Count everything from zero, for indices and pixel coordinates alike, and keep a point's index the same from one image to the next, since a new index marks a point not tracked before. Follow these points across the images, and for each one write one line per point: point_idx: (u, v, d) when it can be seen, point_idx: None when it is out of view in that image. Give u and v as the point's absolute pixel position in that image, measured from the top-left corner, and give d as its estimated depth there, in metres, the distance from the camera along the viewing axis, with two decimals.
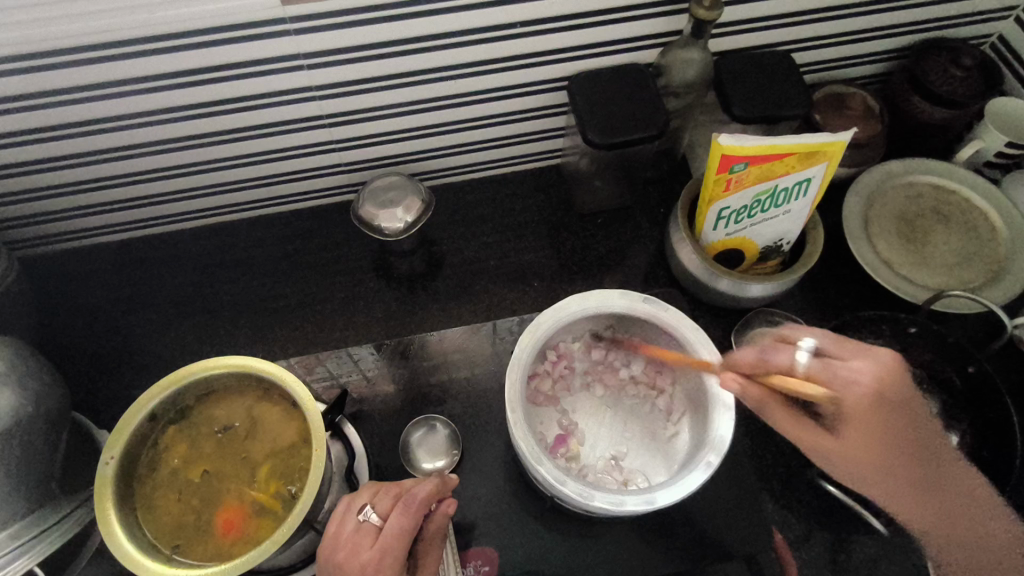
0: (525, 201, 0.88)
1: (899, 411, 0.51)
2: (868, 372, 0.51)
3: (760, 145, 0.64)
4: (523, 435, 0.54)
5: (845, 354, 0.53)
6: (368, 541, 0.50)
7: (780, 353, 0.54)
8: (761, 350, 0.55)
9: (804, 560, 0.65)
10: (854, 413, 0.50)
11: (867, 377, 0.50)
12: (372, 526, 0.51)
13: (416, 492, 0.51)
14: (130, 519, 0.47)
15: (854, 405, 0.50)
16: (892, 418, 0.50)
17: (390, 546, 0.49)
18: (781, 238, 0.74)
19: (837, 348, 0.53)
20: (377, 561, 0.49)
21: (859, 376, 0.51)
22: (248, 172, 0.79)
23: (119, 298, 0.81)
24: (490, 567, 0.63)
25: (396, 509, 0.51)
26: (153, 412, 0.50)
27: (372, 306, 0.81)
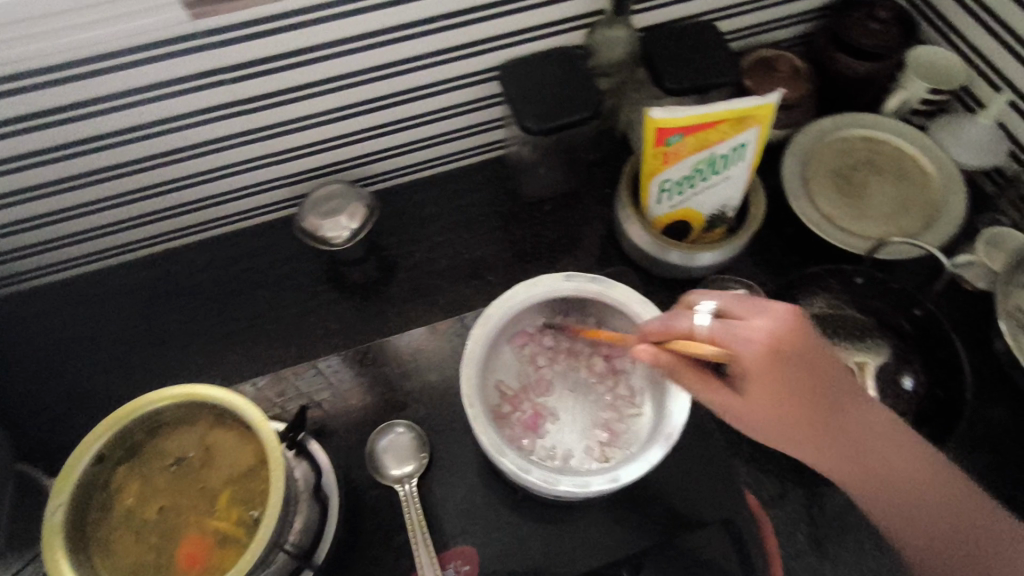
0: (472, 196, 0.88)
1: (796, 363, 0.49)
2: (763, 330, 0.49)
3: (691, 114, 0.65)
4: (484, 430, 0.54)
5: (746, 312, 0.51)
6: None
7: (682, 318, 0.53)
8: (667, 317, 0.54)
9: (779, 518, 0.67)
10: (753, 375, 0.49)
11: (758, 334, 0.49)
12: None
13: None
14: (85, 567, 0.45)
15: (755, 366, 0.49)
16: (788, 371, 0.49)
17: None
18: (725, 205, 0.75)
19: (733, 308, 0.51)
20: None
21: (751, 334, 0.49)
22: (182, 197, 0.76)
23: (61, 341, 0.78)
24: (470, 567, 0.62)
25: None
26: (100, 453, 0.48)
27: (328, 318, 0.79)
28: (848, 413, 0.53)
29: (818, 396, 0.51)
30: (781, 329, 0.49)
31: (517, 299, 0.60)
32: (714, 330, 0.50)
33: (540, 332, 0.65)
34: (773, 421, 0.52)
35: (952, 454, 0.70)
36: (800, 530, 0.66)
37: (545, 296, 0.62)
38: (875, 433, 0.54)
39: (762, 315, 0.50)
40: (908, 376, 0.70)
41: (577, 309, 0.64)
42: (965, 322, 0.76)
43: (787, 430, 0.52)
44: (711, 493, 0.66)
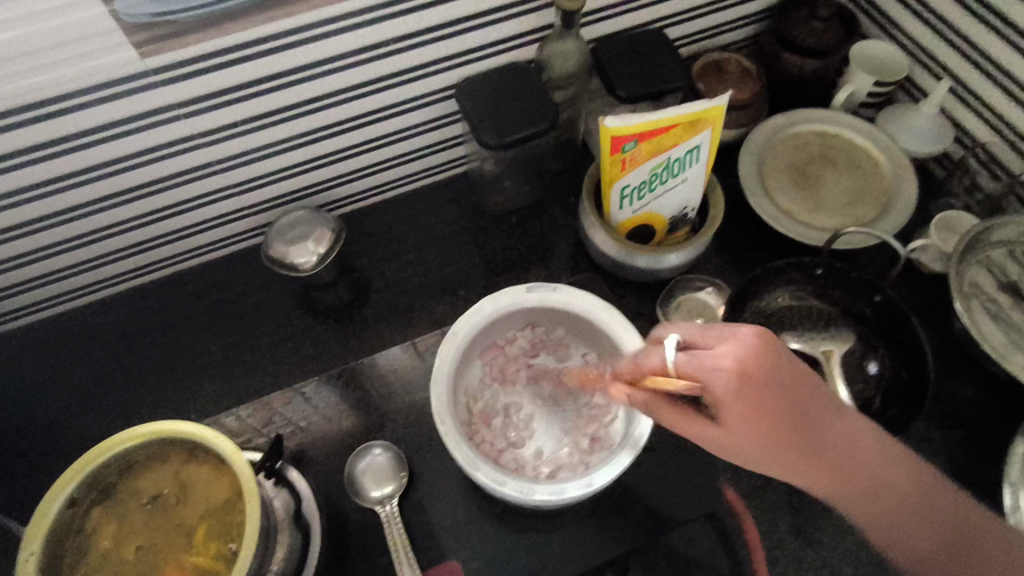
0: (440, 212, 0.88)
1: (771, 387, 0.49)
2: (731, 360, 0.49)
3: (644, 121, 0.66)
4: (457, 445, 0.55)
5: (709, 342, 0.50)
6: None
7: (652, 355, 0.54)
8: (640, 353, 0.55)
9: (760, 508, 0.67)
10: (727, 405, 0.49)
11: (727, 364, 0.48)
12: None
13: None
14: None
15: (727, 398, 0.48)
16: (762, 395, 0.49)
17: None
18: (685, 206, 0.76)
19: (699, 339, 0.51)
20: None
21: (719, 364, 0.49)
22: (147, 233, 0.76)
23: (31, 386, 0.77)
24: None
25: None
26: (73, 497, 0.48)
27: (303, 344, 0.79)
28: (827, 427, 0.53)
29: (796, 417, 0.51)
30: (751, 357, 0.49)
31: (481, 314, 0.61)
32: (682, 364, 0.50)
33: (510, 343, 0.65)
34: (759, 447, 0.51)
35: (921, 434, 0.72)
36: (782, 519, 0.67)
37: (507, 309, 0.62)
38: (854, 444, 0.54)
39: (729, 343, 0.50)
40: (874, 361, 0.72)
41: (544, 319, 0.65)
42: (926, 304, 0.79)
43: (772, 453, 0.52)
44: (688, 488, 0.67)
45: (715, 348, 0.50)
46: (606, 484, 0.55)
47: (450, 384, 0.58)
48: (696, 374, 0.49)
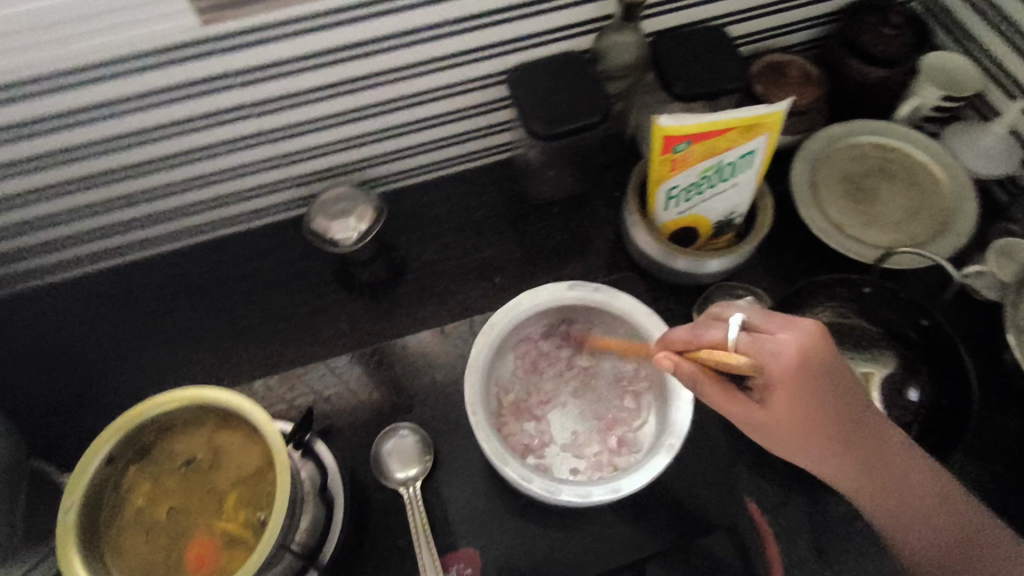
0: (481, 197, 0.88)
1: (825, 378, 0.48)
2: (790, 346, 0.48)
3: (700, 123, 0.65)
4: (485, 437, 0.55)
5: (773, 326, 0.49)
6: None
7: (713, 329, 0.51)
8: (696, 327, 0.53)
9: (783, 527, 0.65)
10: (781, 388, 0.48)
11: (787, 348, 0.47)
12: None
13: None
14: (97, 566, 0.46)
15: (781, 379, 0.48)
16: (817, 385, 0.48)
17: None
18: (732, 211, 0.75)
19: (762, 321, 0.50)
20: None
21: (779, 347, 0.47)
22: (194, 197, 0.77)
23: (75, 337, 0.80)
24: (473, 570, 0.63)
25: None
26: (112, 454, 0.50)
27: (337, 319, 0.80)
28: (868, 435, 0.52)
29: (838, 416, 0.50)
30: (812, 344, 0.48)
31: (519, 307, 0.61)
32: (744, 343, 0.48)
33: (547, 338, 0.65)
34: (795, 433, 0.50)
35: (958, 465, 0.70)
36: (802, 539, 0.65)
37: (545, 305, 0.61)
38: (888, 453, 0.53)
39: (789, 330, 0.48)
40: (915, 389, 0.70)
41: (582, 317, 0.64)
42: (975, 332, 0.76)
43: (805, 441, 0.50)
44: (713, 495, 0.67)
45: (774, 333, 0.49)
46: (634, 492, 0.54)
47: (483, 376, 0.58)
48: (754, 354, 0.48)
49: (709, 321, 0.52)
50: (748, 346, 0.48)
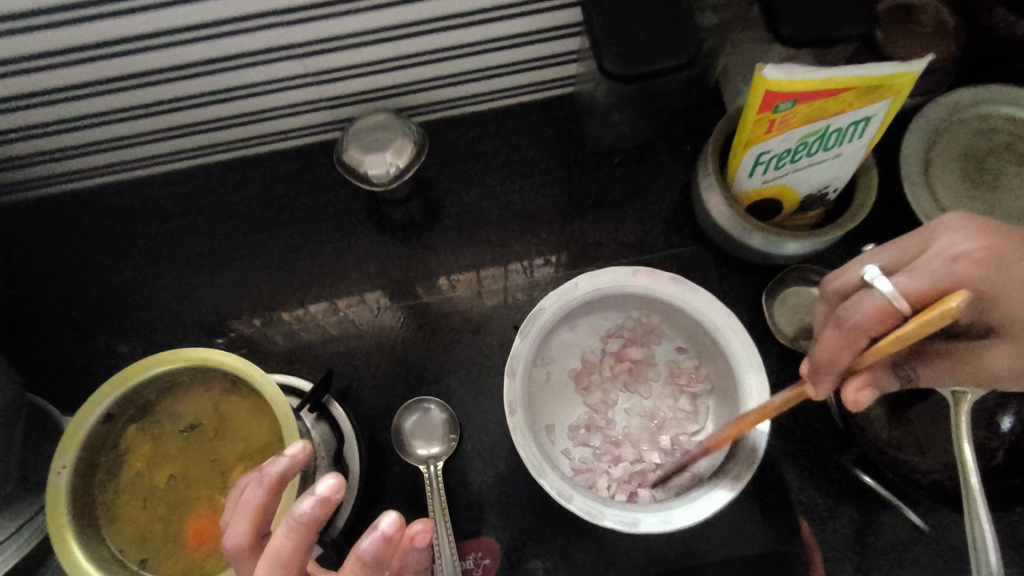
0: (533, 137, 0.77)
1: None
2: (961, 245, 0.44)
3: (813, 79, 0.53)
4: (525, 443, 0.48)
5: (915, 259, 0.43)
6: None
7: (864, 303, 0.42)
8: (843, 312, 0.43)
9: (829, 543, 0.61)
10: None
11: (973, 250, 0.43)
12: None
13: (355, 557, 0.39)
14: (88, 535, 0.42)
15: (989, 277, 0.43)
16: (1014, 282, 0.43)
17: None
18: (827, 185, 0.64)
19: (894, 258, 0.46)
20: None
21: (956, 246, 0.43)
22: (215, 112, 0.69)
23: (87, 254, 0.74)
24: (490, 560, 0.57)
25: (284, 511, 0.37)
26: (109, 411, 0.45)
27: (363, 262, 0.73)
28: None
29: (1023, 307, 0.44)
30: (987, 236, 0.44)
31: (576, 292, 0.53)
32: (911, 290, 0.41)
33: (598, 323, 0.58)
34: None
35: None
36: (846, 559, 0.61)
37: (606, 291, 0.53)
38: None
39: (954, 233, 0.45)
40: (1008, 415, 0.61)
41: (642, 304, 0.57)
42: None
43: None
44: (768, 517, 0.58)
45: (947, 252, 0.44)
46: (686, 527, 0.47)
47: (526, 368, 0.52)
48: (923, 291, 0.41)
49: (846, 302, 0.43)
50: (919, 288, 0.41)
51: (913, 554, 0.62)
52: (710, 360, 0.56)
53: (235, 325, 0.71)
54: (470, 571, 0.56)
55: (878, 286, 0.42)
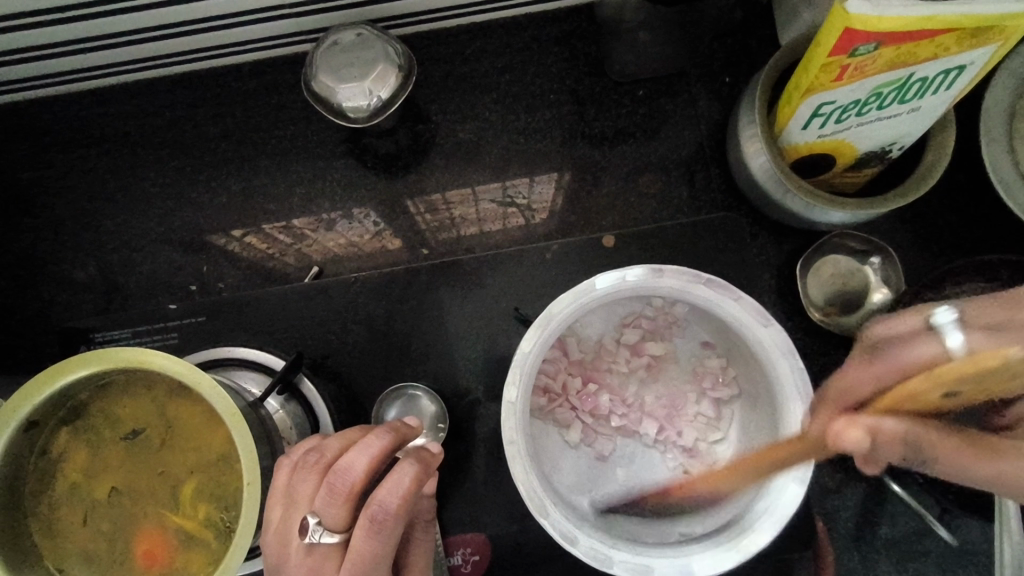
0: (542, 60, 0.65)
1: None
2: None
3: (909, 17, 0.41)
4: (525, 479, 0.43)
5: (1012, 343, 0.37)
6: (332, 563, 0.43)
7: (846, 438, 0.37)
8: (875, 355, 0.40)
9: (839, 538, 0.57)
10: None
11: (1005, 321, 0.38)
12: (329, 543, 0.43)
13: (385, 503, 0.42)
14: (20, 564, 0.37)
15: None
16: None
17: (359, 568, 0.42)
18: (893, 143, 0.53)
19: (978, 314, 0.39)
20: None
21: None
22: (150, 19, 0.55)
23: (20, 185, 0.64)
24: (480, 557, 0.52)
25: (357, 444, 0.45)
26: (30, 418, 0.37)
27: (340, 206, 0.63)
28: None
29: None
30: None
31: (592, 296, 0.47)
32: (980, 344, 0.37)
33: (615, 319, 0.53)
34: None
35: None
36: (855, 554, 0.58)
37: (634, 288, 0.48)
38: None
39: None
40: None
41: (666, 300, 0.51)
42: None
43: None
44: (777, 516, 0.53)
45: (1011, 318, 0.38)
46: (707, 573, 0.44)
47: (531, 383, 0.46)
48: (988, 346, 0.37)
49: (888, 340, 0.40)
50: (986, 347, 0.37)
51: (927, 552, 0.58)
52: (741, 362, 0.51)
53: (194, 275, 0.62)
54: (458, 567, 0.52)
55: (939, 323, 0.39)
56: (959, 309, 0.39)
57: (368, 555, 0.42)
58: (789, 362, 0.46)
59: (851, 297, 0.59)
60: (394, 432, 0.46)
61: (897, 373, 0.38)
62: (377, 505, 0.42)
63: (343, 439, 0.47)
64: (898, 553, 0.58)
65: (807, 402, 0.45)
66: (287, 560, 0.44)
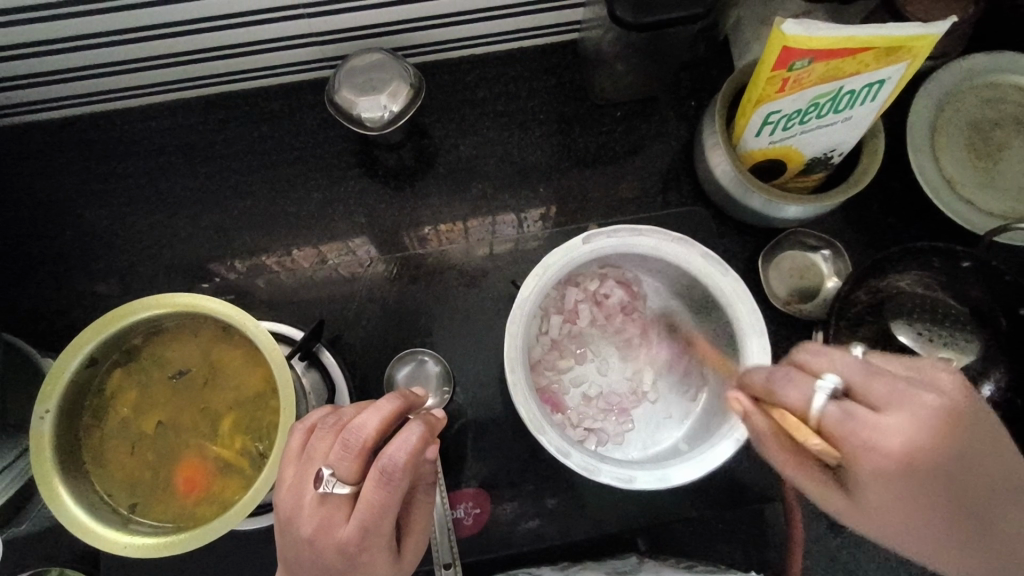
0: (533, 87, 0.74)
1: (872, 469, 0.37)
2: (901, 427, 0.37)
3: (833, 37, 0.51)
4: (524, 401, 0.52)
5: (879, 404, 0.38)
6: (343, 515, 0.42)
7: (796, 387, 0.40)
8: (773, 373, 0.42)
9: (808, 502, 0.63)
10: (876, 476, 0.37)
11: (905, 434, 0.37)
12: (342, 495, 0.42)
13: (394, 455, 0.41)
14: (78, 481, 0.42)
15: (867, 467, 0.37)
16: (874, 471, 0.37)
17: (369, 518, 0.41)
18: (833, 149, 0.62)
19: (868, 391, 0.39)
20: (360, 537, 0.42)
21: (880, 435, 0.37)
22: (195, 43, 0.64)
23: (61, 189, 0.70)
24: (480, 510, 0.61)
25: (370, 405, 0.44)
26: (93, 356, 0.43)
27: (352, 209, 0.71)
28: (967, 494, 0.39)
29: (874, 491, 0.38)
30: (934, 439, 0.37)
31: (582, 252, 0.56)
32: (833, 418, 0.38)
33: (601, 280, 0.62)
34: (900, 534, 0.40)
35: None
36: (824, 517, 0.63)
37: (613, 250, 0.56)
38: (980, 527, 0.40)
39: (904, 408, 0.38)
40: (989, 385, 0.62)
41: (644, 262, 0.60)
42: None
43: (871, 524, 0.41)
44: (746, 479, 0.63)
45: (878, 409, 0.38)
46: (680, 484, 0.52)
47: (528, 327, 0.55)
48: (843, 428, 0.38)
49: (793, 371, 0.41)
50: (841, 430, 0.38)
51: None
52: (704, 314, 0.60)
53: (218, 271, 0.69)
54: (460, 519, 0.60)
55: (821, 385, 0.39)
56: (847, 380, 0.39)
57: (378, 505, 0.41)
58: (746, 305, 0.54)
59: (806, 283, 0.68)
60: (405, 396, 0.45)
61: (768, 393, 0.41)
62: (386, 457, 0.41)
63: (357, 406, 0.47)
64: None
65: (762, 337, 0.53)
66: (299, 512, 0.43)
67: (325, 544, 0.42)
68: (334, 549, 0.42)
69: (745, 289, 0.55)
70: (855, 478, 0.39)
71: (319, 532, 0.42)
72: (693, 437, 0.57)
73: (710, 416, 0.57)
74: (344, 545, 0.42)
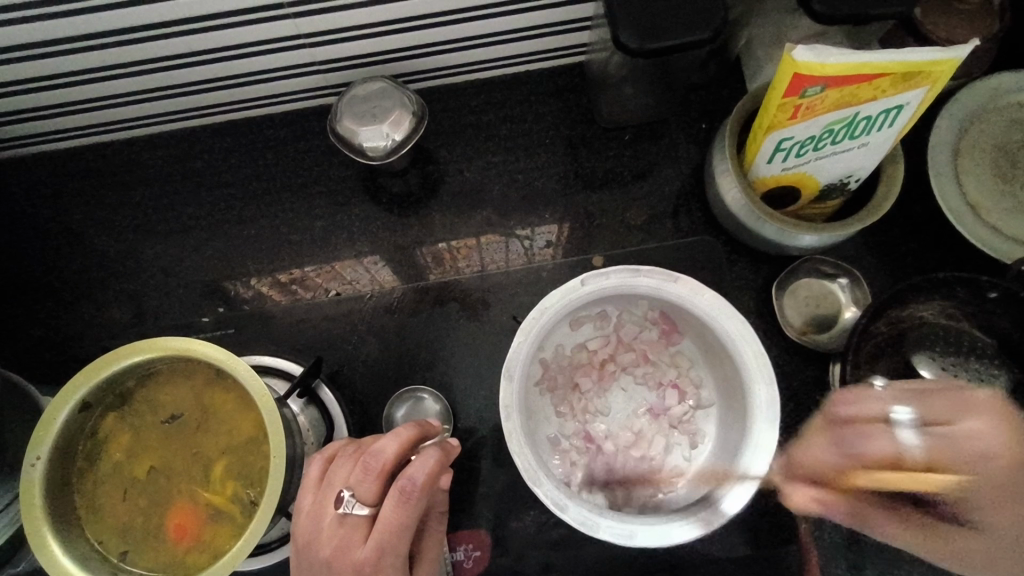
0: (539, 111, 0.73)
1: (988, 487, 0.44)
2: (984, 434, 0.44)
3: (846, 62, 0.48)
4: (519, 450, 0.51)
5: (948, 415, 0.45)
6: (359, 537, 0.45)
7: (873, 438, 0.45)
8: (841, 443, 0.46)
9: (824, 544, 0.60)
10: (991, 486, 0.44)
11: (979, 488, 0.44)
12: (360, 516, 0.46)
13: (413, 475, 0.45)
14: (68, 529, 0.43)
15: (984, 484, 0.44)
16: (990, 480, 0.44)
17: (386, 538, 0.44)
18: (849, 175, 0.60)
19: (931, 409, 0.45)
20: (376, 559, 0.44)
21: (984, 444, 0.44)
22: (198, 73, 0.64)
23: (72, 217, 0.71)
24: (480, 552, 0.60)
25: (387, 432, 0.48)
26: (85, 402, 0.44)
27: (357, 238, 0.70)
28: None
29: (1002, 501, 0.44)
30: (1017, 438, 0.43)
31: (582, 292, 0.55)
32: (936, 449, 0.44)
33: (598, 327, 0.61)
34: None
35: None
36: (842, 561, 0.60)
37: (610, 289, 0.56)
38: None
39: (975, 414, 0.45)
40: None
41: (649, 302, 0.59)
42: None
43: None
44: (758, 521, 0.61)
45: (950, 422, 0.45)
46: (684, 539, 0.51)
47: (524, 371, 0.54)
48: (948, 454, 0.44)
49: (855, 428, 0.46)
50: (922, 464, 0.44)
51: None
52: (710, 362, 0.59)
53: (223, 300, 0.69)
54: (460, 561, 0.60)
55: (898, 422, 0.45)
56: (918, 408, 0.45)
57: (398, 523, 0.45)
58: (753, 349, 0.53)
59: (824, 314, 0.65)
60: (419, 426, 0.50)
61: (858, 462, 0.45)
62: (406, 477, 0.45)
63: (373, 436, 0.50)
64: (884, 559, 0.60)
65: (769, 383, 0.52)
66: (316, 536, 0.46)
67: (342, 565, 0.45)
68: (351, 570, 0.44)
69: (754, 335, 0.54)
70: (978, 495, 0.45)
71: (335, 554, 0.45)
72: (701, 488, 0.55)
73: (717, 468, 0.55)
74: (360, 566, 0.44)
